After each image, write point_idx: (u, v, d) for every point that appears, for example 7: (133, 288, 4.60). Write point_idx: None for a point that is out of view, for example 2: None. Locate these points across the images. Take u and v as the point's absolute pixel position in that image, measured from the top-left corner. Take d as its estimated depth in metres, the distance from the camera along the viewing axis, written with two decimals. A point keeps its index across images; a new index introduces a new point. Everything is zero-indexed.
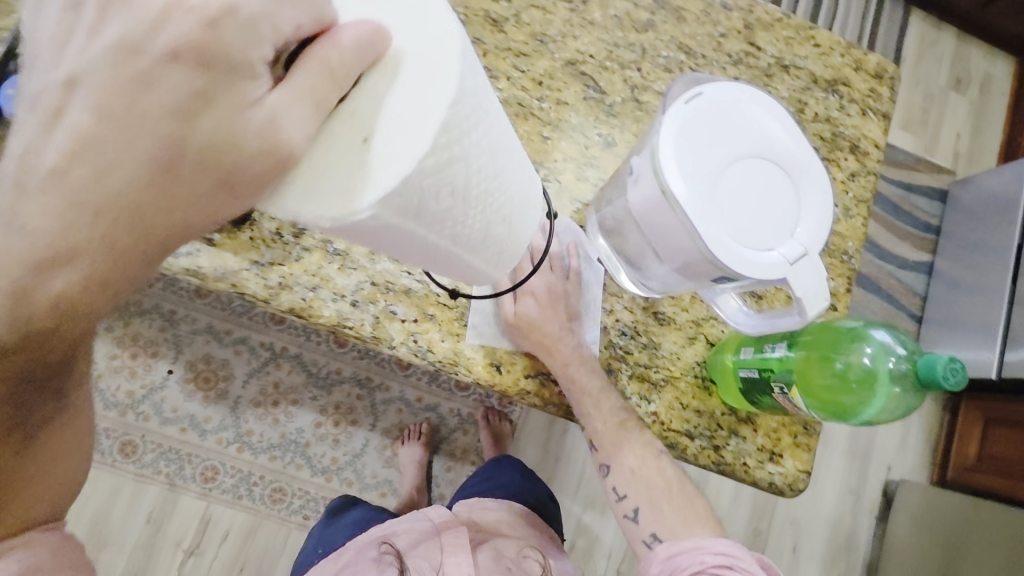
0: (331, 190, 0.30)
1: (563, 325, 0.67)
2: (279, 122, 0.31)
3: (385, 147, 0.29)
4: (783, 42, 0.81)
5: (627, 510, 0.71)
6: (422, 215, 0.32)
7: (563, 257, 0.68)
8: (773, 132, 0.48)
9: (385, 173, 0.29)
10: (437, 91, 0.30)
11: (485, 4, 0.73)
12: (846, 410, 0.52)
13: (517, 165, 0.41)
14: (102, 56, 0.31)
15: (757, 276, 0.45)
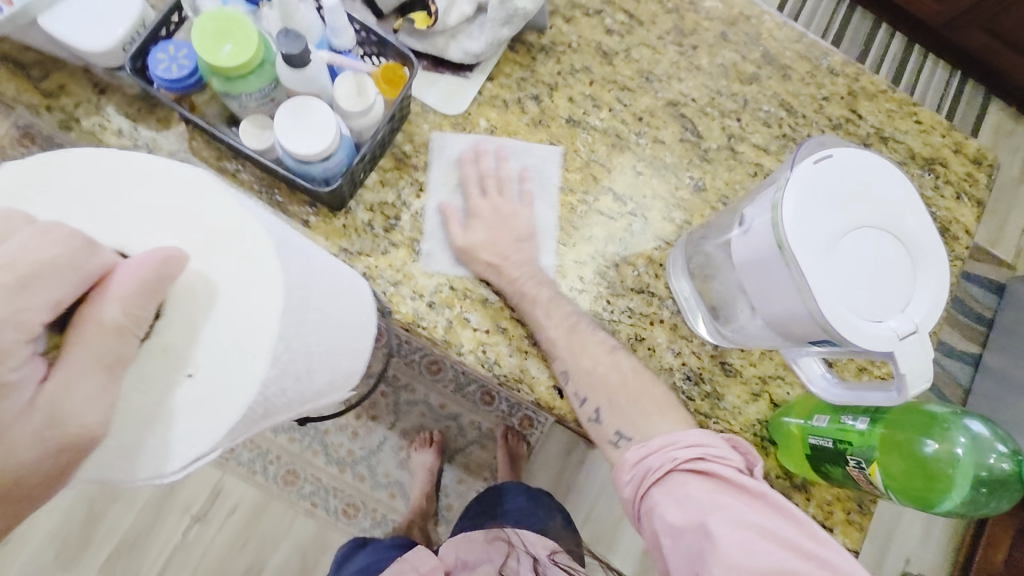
0: (174, 438, 0.34)
1: (513, 244, 0.68)
2: (62, 409, 0.31)
3: (212, 389, 0.34)
4: (885, 115, 0.81)
5: (589, 412, 0.64)
6: (271, 411, 0.38)
7: (513, 183, 0.70)
8: (896, 205, 0.47)
9: (221, 410, 0.34)
10: (258, 320, 0.35)
11: (598, 36, 0.75)
12: (926, 498, 0.51)
13: (345, 307, 0.46)
14: None
15: (864, 346, 0.45)
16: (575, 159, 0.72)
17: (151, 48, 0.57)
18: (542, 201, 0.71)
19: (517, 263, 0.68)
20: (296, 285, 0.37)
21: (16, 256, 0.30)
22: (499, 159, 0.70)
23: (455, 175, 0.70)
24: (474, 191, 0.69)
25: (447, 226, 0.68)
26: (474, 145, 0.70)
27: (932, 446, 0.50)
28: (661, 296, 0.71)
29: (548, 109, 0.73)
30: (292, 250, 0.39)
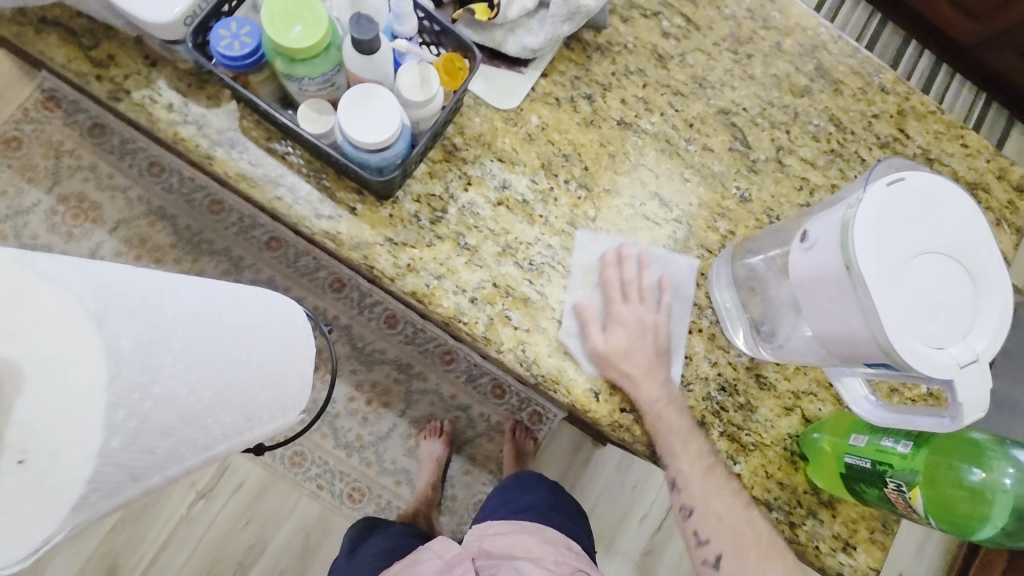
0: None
1: (650, 360, 0.67)
2: None
3: (25, 492, 0.27)
4: (932, 136, 0.81)
5: (708, 556, 0.68)
6: (135, 475, 0.32)
7: (653, 293, 0.69)
8: (964, 231, 0.47)
9: (41, 515, 0.27)
10: (85, 395, 0.28)
11: (654, 38, 0.74)
12: (968, 525, 0.52)
13: (239, 348, 0.40)
14: None
15: (923, 372, 0.45)
16: (624, 162, 0.72)
17: (214, 26, 0.55)
18: (676, 310, 0.70)
19: (643, 373, 0.66)
20: (134, 348, 0.31)
21: None
22: (641, 265, 0.69)
23: (597, 278, 0.69)
24: (615, 297, 0.68)
25: (585, 329, 0.66)
26: (619, 248, 0.69)
27: (980, 475, 0.51)
28: (702, 305, 0.71)
29: (599, 109, 0.72)
30: (135, 299, 0.32)
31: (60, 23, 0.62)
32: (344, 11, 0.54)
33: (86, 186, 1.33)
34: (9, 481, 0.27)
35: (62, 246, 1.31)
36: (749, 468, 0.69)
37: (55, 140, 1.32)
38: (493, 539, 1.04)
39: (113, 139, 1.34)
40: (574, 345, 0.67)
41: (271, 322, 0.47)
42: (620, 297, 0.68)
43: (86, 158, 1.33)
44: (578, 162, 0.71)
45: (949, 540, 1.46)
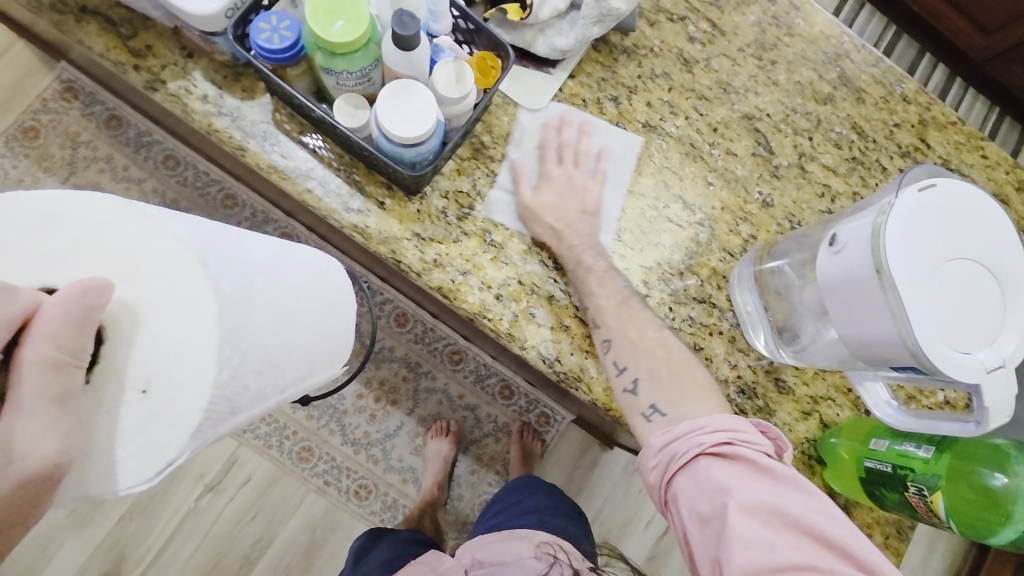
0: (135, 455, 0.37)
1: (578, 216, 0.68)
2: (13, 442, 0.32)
3: (153, 417, 0.37)
4: (952, 146, 0.81)
5: (626, 383, 0.64)
6: (234, 407, 0.41)
7: (589, 159, 0.70)
8: (992, 238, 0.47)
9: (169, 438, 0.37)
10: (195, 334, 0.38)
11: (680, 43, 0.75)
12: (989, 528, 0.53)
13: (292, 303, 0.46)
14: None
15: (951, 375, 0.45)
16: (648, 164, 0.73)
17: (253, 20, 0.56)
18: (613, 184, 0.71)
19: (581, 233, 0.68)
20: (231, 290, 0.40)
21: None
22: (582, 132, 0.70)
23: (537, 141, 0.70)
24: (550, 158, 0.69)
25: (517, 184, 0.68)
26: (562, 113, 0.71)
27: (1002, 479, 0.52)
28: (722, 308, 0.71)
29: (625, 112, 0.73)
30: (225, 251, 0.41)
31: (100, 13, 0.63)
32: (384, 9, 0.56)
33: (101, 177, 1.33)
34: (140, 407, 0.37)
35: None
36: None
37: (72, 131, 1.32)
38: (485, 548, 1.03)
39: (129, 132, 1.34)
40: (504, 202, 0.68)
41: (320, 274, 0.52)
42: (552, 158, 0.69)
43: (102, 150, 1.33)
44: (604, 163, 0.71)
45: (953, 552, 1.46)
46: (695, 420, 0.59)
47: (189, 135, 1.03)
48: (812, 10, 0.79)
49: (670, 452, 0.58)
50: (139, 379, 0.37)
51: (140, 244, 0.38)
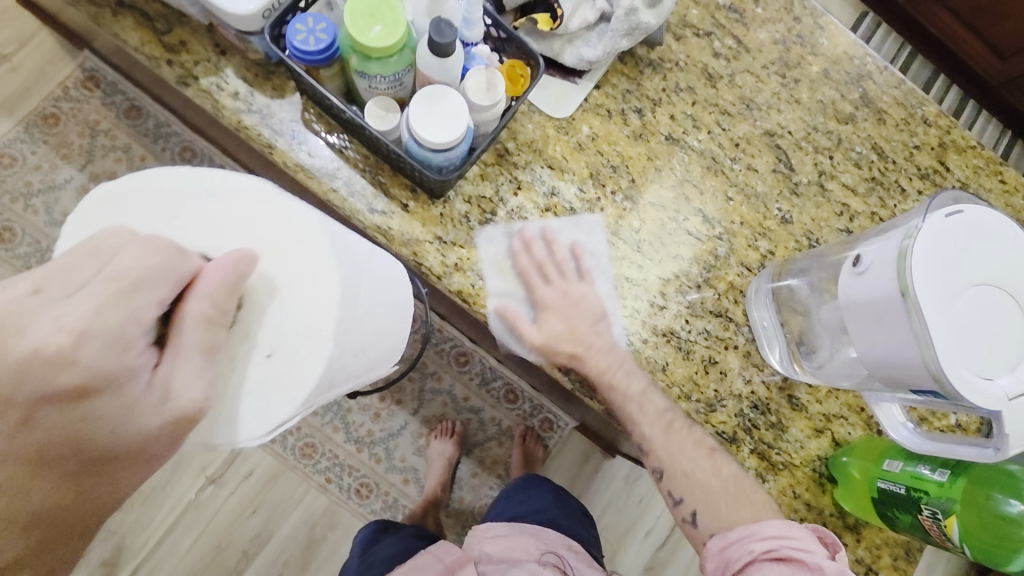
0: (252, 411, 0.43)
1: (591, 330, 0.67)
2: (174, 385, 0.37)
3: (273, 378, 0.43)
4: (971, 170, 0.82)
5: (685, 514, 0.67)
6: (332, 385, 0.46)
7: (569, 263, 0.68)
8: (1017, 266, 0.48)
9: (284, 399, 0.43)
10: (316, 311, 0.43)
11: (705, 57, 0.76)
12: (1002, 554, 0.53)
13: (386, 294, 0.51)
14: None
15: (971, 400, 0.45)
16: (670, 176, 0.73)
17: (290, 22, 0.57)
18: (599, 274, 0.70)
19: (599, 348, 0.67)
20: (351, 276, 0.45)
21: (128, 266, 0.36)
22: (549, 242, 0.68)
23: (510, 268, 0.67)
24: (534, 282, 0.67)
25: (517, 327, 0.66)
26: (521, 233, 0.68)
27: (1016, 505, 0.52)
28: (738, 322, 0.72)
29: (649, 123, 0.73)
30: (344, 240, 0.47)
31: (136, 7, 0.64)
32: (420, 15, 0.56)
33: (119, 167, 1.34)
34: (263, 369, 0.43)
35: None
36: (777, 487, 0.70)
37: (91, 120, 1.33)
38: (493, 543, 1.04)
39: (148, 122, 1.35)
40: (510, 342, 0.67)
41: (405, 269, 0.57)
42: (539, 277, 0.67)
43: (120, 140, 1.34)
44: (626, 174, 0.72)
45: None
46: (747, 525, 0.62)
47: (210, 128, 1.04)
48: (836, 30, 0.80)
49: (726, 556, 0.62)
50: (265, 345, 0.43)
51: (282, 225, 0.44)
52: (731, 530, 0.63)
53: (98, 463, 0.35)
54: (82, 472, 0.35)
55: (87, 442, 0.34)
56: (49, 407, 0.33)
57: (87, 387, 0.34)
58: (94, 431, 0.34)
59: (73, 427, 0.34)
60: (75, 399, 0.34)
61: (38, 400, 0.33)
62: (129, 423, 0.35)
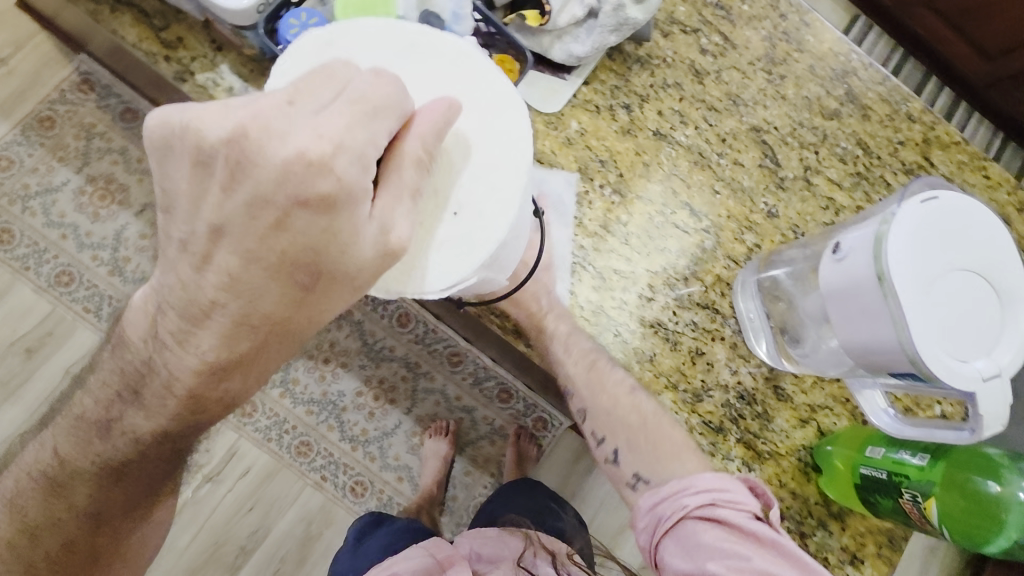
0: (439, 264, 0.50)
1: (529, 270, 0.68)
2: (389, 229, 0.44)
3: (462, 233, 0.50)
4: (955, 165, 0.83)
5: (607, 453, 0.67)
6: (497, 261, 0.53)
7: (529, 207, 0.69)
8: (991, 251, 0.49)
9: (467, 256, 0.50)
10: (501, 181, 0.51)
11: (692, 54, 0.77)
12: (982, 535, 0.54)
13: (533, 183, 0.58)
14: (240, 212, 0.42)
15: (948, 383, 0.46)
16: (658, 171, 0.74)
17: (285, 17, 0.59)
18: (557, 219, 0.70)
19: (536, 292, 0.67)
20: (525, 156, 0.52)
21: (365, 94, 0.43)
22: None
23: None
24: None
25: None
26: None
27: (996, 487, 0.54)
28: (725, 314, 0.73)
29: (637, 119, 0.75)
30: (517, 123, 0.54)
31: (132, 5, 0.65)
32: (410, 10, 0.59)
33: (115, 168, 1.35)
34: (454, 226, 0.50)
35: (87, 226, 1.32)
36: (763, 475, 0.71)
37: (87, 122, 1.34)
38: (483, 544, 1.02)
39: (143, 125, 1.36)
40: None
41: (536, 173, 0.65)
42: None
43: (116, 142, 1.35)
44: (614, 168, 0.73)
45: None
46: (681, 480, 0.59)
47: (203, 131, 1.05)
48: (821, 27, 0.81)
49: (657, 514, 0.59)
50: (456, 207, 0.50)
51: (473, 97, 0.51)
52: (660, 488, 0.60)
53: (320, 281, 0.44)
54: (306, 287, 0.44)
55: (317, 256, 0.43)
56: (300, 213, 0.42)
57: (332, 199, 0.41)
58: (326, 245, 0.43)
59: (313, 234, 0.42)
60: (318, 210, 0.42)
61: (293, 204, 0.41)
62: (352, 247, 0.43)
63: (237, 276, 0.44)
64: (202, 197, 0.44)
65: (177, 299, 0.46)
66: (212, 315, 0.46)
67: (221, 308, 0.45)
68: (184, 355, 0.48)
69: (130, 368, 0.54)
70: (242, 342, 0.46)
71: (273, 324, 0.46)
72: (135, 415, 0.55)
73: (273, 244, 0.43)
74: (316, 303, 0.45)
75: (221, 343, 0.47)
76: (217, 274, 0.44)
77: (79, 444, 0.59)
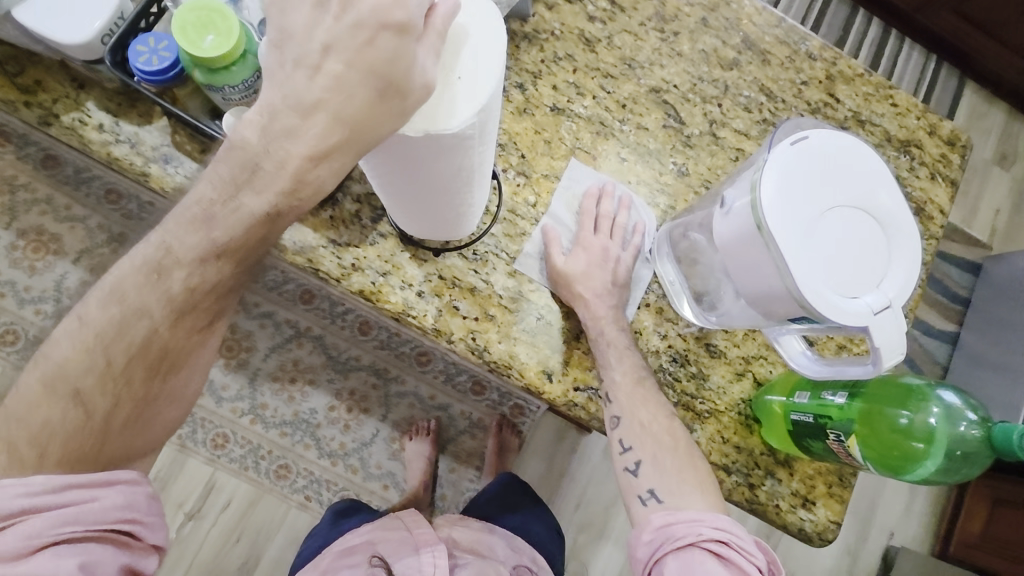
0: (450, 112, 0.44)
1: (605, 285, 0.68)
2: (424, 67, 0.45)
3: (464, 88, 0.44)
4: (862, 98, 0.83)
5: (629, 463, 0.67)
6: (489, 131, 0.47)
7: (625, 232, 0.72)
8: (870, 183, 0.49)
9: (472, 104, 0.44)
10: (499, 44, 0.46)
11: (580, 23, 0.76)
12: (903, 466, 0.52)
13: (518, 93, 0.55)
14: (347, 32, 0.48)
15: (840, 322, 0.46)
16: (560, 147, 0.73)
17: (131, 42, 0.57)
18: (644, 256, 0.72)
19: (605, 302, 0.68)
20: None
21: None
22: (621, 205, 0.72)
23: (575, 208, 0.73)
24: (588, 227, 0.71)
25: (548, 247, 0.69)
26: (603, 185, 0.73)
27: (907, 417, 0.52)
28: (647, 281, 0.72)
29: (532, 97, 0.74)
30: None
31: None
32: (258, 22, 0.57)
33: (44, 219, 1.30)
34: (456, 85, 0.45)
35: (25, 281, 1.29)
36: (705, 435, 0.71)
37: (8, 175, 1.29)
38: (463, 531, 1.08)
39: (66, 170, 1.31)
40: (533, 261, 0.70)
41: None
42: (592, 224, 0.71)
43: (41, 191, 1.30)
44: (515, 151, 0.72)
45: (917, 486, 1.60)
46: (699, 513, 0.61)
47: None
48: None
49: (667, 533, 0.61)
50: (460, 69, 0.45)
51: None
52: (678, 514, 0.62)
53: (389, 90, 0.47)
54: (382, 92, 0.48)
55: (393, 72, 0.47)
56: (385, 35, 0.47)
57: (407, 26, 0.46)
58: (397, 59, 0.46)
59: (392, 51, 0.47)
60: (399, 33, 0.47)
61: (380, 28, 0.47)
62: (411, 68, 0.46)
63: (338, 82, 0.49)
64: (313, 25, 0.49)
65: (283, 109, 0.51)
66: (315, 113, 0.50)
67: (321, 108, 0.50)
68: (294, 139, 0.51)
69: (232, 160, 0.54)
70: (333, 136, 0.50)
71: (357, 122, 0.49)
72: (247, 193, 0.54)
73: (368, 57, 0.48)
74: (380, 113, 0.47)
75: (319, 137, 0.51)
76: (322, 80, 0.49)
77: (184, 229, 0.55)
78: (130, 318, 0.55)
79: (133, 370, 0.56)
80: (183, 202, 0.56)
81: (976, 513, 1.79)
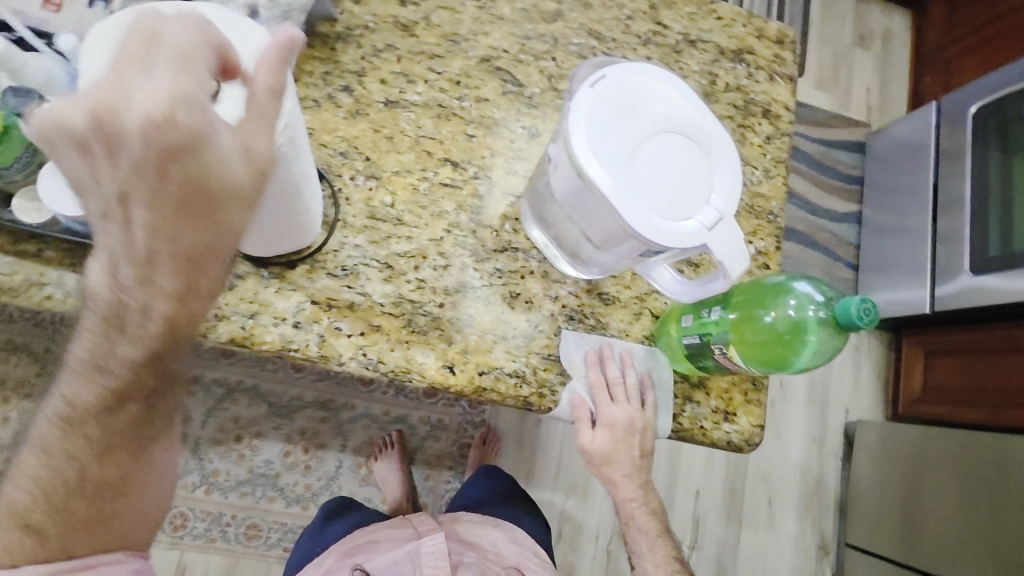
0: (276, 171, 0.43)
1: (632, 460, 0.74)
2: (242, 164, 0.41)
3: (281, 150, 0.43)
4: (688, 19, 0.85)
5: None
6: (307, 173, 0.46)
7: (637, 390, 0.72)
8: (674, 105, 0.49)
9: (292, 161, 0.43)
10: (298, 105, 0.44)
11: (392, 9, 0.75)
12: (782, 360, 0.55)
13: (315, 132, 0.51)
14: (131, 170, 0.41)
15: (678, 246, 0.47)
16: (404, 140, 0.72)
17: None
18: (663, 405, 0.72)
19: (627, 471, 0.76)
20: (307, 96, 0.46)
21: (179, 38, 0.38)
22: (624, 365, 0.71)
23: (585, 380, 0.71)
24: (603, 398, 0.70)
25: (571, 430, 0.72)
26: (601, 347, 0.72)
27: (770, 316, 0.54)
28: (525, 249, 0.72)
29: (362, 97, 0.71)
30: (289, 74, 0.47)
31: None
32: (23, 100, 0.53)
33: None
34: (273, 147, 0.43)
35: None
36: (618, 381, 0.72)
37: None
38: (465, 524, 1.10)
39: None
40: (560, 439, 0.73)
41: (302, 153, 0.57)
42: (608, 400, 0.71)
43: None
44: (358, 155, 0.70)
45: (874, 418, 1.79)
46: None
47: None
48: None
49: None
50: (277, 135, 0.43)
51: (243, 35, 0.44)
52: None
53: (214, 204, 0.43)
54: (205, 207, 0.43)
55: (202, 186, 0.42)
56: (173, 162, 0.40)
57: (188, 141, 0.40)
58: None
59: (194, 173, 0.41)
60: (186, 152, 0.40)
61: (163, 156, 0.40)
62: (222, 168, 0.41)
63: (156, 227, 0.43)
64: (90, 170, 0.41)
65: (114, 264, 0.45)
66: (153, 262, 0.45)
67: (154, 253, 0.44)
68: (136, 289, 0.46)
69: None
70: (180, 275, 0.46)
71: (200, 250, 0.45)
72: (121, 344, 0.49)
73: (171, 188, 0.42)
74: (216, 215, 0.44)
75: (169, 283, 0.46)
76: (137, 229, 0.43)
77: (79, 383, 0.51)
78: (63, 458, 0.54)
79: (80, 505, 0.57)
80: (70, 356, 0.51)
81: (914, 368, 1.93)
